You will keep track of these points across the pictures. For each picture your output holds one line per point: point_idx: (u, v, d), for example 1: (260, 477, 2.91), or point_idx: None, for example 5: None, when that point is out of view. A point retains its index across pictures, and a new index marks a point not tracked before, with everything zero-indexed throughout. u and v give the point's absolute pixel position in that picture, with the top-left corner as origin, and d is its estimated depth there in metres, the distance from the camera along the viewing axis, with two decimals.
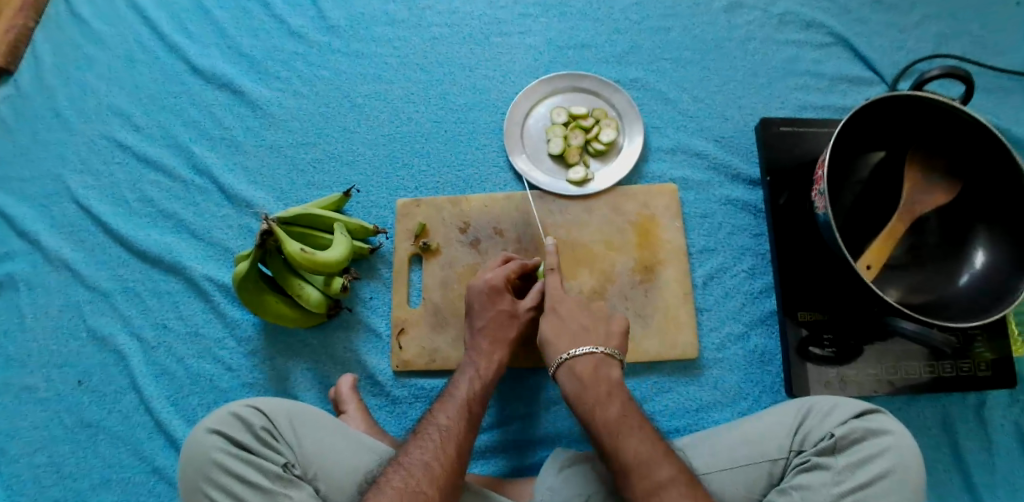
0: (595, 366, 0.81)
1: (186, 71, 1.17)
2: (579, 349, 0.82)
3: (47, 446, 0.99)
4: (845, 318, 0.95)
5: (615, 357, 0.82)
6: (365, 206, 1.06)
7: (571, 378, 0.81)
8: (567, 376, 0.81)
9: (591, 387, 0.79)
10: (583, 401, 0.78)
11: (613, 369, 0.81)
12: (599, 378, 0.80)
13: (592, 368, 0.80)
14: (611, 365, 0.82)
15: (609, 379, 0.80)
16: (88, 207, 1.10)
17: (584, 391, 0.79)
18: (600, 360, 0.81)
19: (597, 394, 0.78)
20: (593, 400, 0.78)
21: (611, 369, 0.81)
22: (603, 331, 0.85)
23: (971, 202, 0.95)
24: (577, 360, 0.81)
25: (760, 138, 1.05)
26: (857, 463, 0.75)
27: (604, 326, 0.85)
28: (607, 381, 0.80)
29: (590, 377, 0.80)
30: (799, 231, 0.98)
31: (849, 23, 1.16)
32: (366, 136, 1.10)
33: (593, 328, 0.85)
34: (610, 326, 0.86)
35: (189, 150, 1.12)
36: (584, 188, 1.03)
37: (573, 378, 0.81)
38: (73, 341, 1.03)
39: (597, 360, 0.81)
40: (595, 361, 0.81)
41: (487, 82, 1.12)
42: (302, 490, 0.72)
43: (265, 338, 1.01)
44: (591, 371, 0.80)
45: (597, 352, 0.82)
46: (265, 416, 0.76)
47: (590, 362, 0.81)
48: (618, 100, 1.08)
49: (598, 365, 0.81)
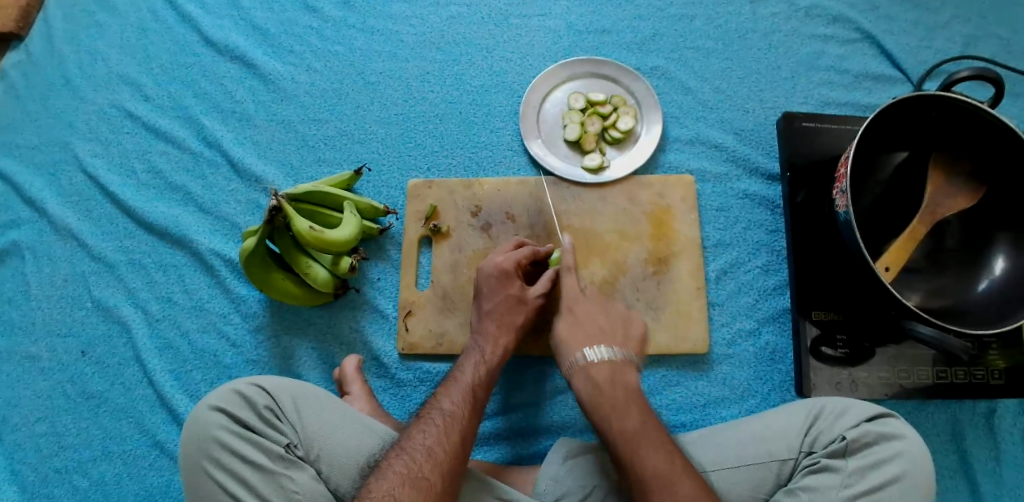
0: (675, 464, 0.70)
1: (199, 42, 1.15)
2: (650, 448, 0.71)
3: (49, 415, 0.98)
4: (859, 319, 0.93)
5: (686, 456, 0.72)
6: (376, 186, 1.04)
7: (659, 481, 0.69)
8: (654, 482, 0.69)
9: (689, 497, 0.67)
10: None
11: (691, 467, 0.71)
12: (687, 479, 0.69)
13: (675, 466, 0.70)
14: (687, 462, 0.71)
15: (696, 481, 0.69)
16: (96, 177, 1.08)
17: (678, 494, 0.67)
18: (677, 458, 0.71)
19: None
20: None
21: (689, 469, 0.70)
22: (668, 433, 0.75)
23: (993, 207, 0.93)
24: (657, 461, 0.70)
25: (781, 132, 1.03)
26: (868, 466, 0.73)
27: (666, 428, 0.76)
28: (699, 488, 0.68)
29: (677, 477, 0.69)
30: (817, 229, 0.96)
31: (876, 19, 1.13)
32: (379, 114, 1.08)
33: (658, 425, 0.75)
34: (668, 424, 0.77)
35: (200, 123, 1.10)
36: (599, 176, 1.01)
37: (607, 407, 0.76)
38: (77, 311, 1.02)
39: (675, 461, 0.71)
40: (673, 458, 0.71)
41: (504, 64, 1.10)
42: (303, 471, 0.72)
43: (271, 315, 1.00)
44: (676, 470, 0.69)
45: (671, 450, 0.72)
46: (268, 394, 0.75)
47: (668, 459, 0.71)
48: (638, 88, 1.06)
49: (679, 464, 0.70)
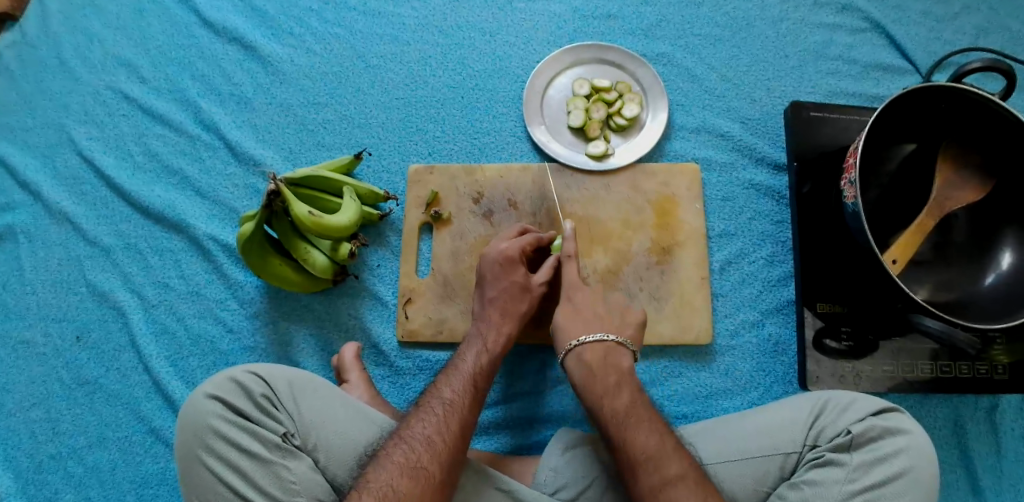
0: (604, 354, 0.79)
1: (196, 23, 1.12)
2: (589, 334, 0.80)
3: (43, 401, 0.97)
4: (864, 312, 0.92)
5: (624, 345, 0.80)
6: (376, 171, 1.02)
7: (581, 365, 0.79)
8: (577, 365, 0.79)
9: (600, 376, 0.77)
10: (590, 390, 0.76)
11: (621, 356, 0.79)
12: (608, 366, 0.78)
13: (602, 355, 0.79)
14: (621, 352, 0.80)
15: (618, 367, 0.78)
16: (91, 159, 1.06)
17: (593, 378, 0.77)
18: (609, 348, 0.79)
19: (605, 385, 0.76)
20: (599, 389, 0.76)
21: (619, 356, 0.79)
22: (617, 321, 0.83)
23: (1001, 201, 0.92)
24: (585, 347, 0.79)
25: (789, 121, 1.01)
26: (873, 461, 0.73)
27: (618, 317, 0.84)
28: (616, 370, 0.78)
29: (598, 364, 0.78)
30: (823, 220, 0.95)
31: (886, 9, 1.12)
32: (379, 99, 1.06)
33: (607, 316, 0.83)
34: (626, 317, 0.85)
35: (197, 105, 1.08)
36: (603, 164, 0.99)
37: (583, 368, 0.78)
38: (71, 296, 1.01)
39: (605, 348, 0.79)
40: (603, 348, 0.79)
41: (508, 49, 1.08)
42: (300, 461, 0.70)
43: (268, 301, 0.98)
44: (601, 359, 0.78)
45: (606, 339, 0.80)
46: (265, 382, 0.74)
47: (599, 350, 0.79)
48: (643, 75, 1.04)
49: (607, 352, 0.79)
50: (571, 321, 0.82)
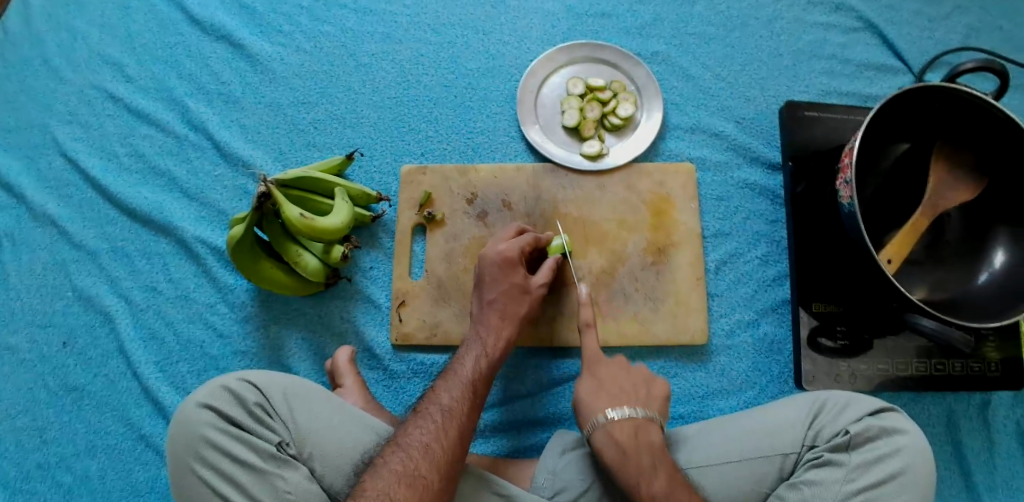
0: (635, 433, 0.74)
1: (184, 21, 1.10)
2: (619, 412, 0.76)
3: (29, 409, 0.95)
4: (859, 311, 0.92)
5: (654, 420, 0.76)
6: (368, 172, 1.01)
7: (612, 446, 0.74)
8: (609, 444, 0.74)
9: (633, 456, 0.73)
10: (624, 471, 0.72)
11: (652, 433, 0.75)
12: (641, 445, 0.74)
13: (632, 433, 0.74)
14: (651, 428, 0.76)
15: (650, 445, 0.74)
16: (76, 161, 1.04)
17: (626, 459, 0.73)
18: (640, 425, 0.75)
19: (641, 465, 0.72)
20: (634, 472, 0.72)
21: (651, 435, 0.75)
22: (644, 393, 0.79)
23: (995, 199, 0.92)
24: (616, 424, 0.75)
25: (783, 121, 1.00)
26: (871, 460, 0.73)
27: (644, 389, 0.80)
28: (650, 450, 0.73)
29: (631, 444, 0.74)
30: (818, 219, 0.95)
31: (879, 8, 1.12)
32: (371, 98, 1.05)
33: (634, 388, 0.79)
34: (652, 388, 0.80)
35: (185, 105, 1.06)
36: (598, 164, 0.99)
37: (613, 445, 0.74)
38: (57, 300, 0.99)
39: (636, 425, 0.75)
40: (634, 425, 0.75)
41: (501, 47, 1.07)
42: (295, 471, 0.69)
43: (259, 305, 0.97)
44: (633, 438, 0.74)
45: (636, 413, 0.76)
46: (258, 390, 0.72)
47: (630, 427, 0.75)
48: (638, 74, 1.03)
49: (637, 430, 0.75)
50: (597, 396, 0.79)
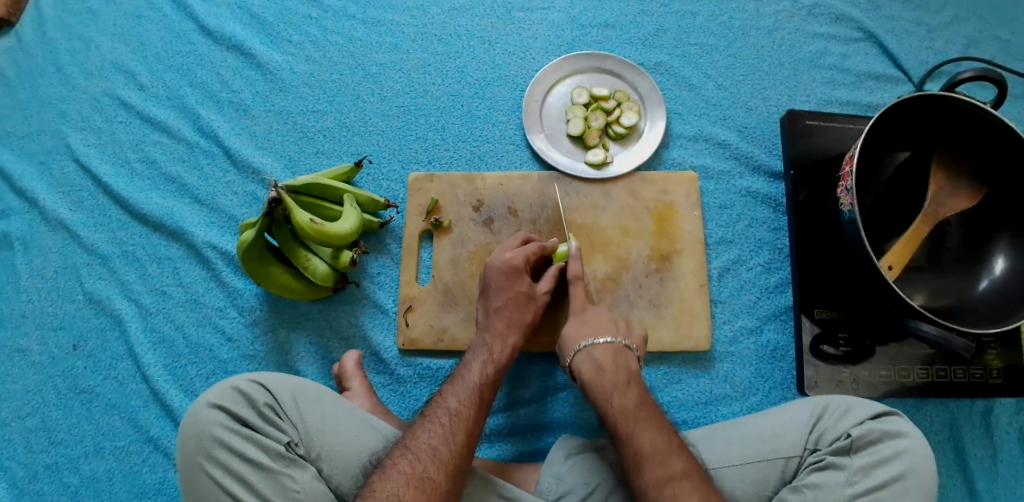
0: (613, 355, 0.82)
1: (195, 30, 1.12)
2: (598, 339, 0.84)
3: (39, 410, 0.96)
4: (860, 318, 0.94)
5: (631, 348, 0.84)
6: (376, 179, 1.02)
7: (590, 362, 0.82)
8: (585, 360, 0.82)
9: (610, 373, 0.80)
10: (600, 385, 0.80)
11: (629, 358, 0.83)
12: (619, 365, 0.81)
13: (612, 356, 0.82)
14: (629, 356, 0.83)
15: (627, 368, 0.82)
16: (88, 167, 1.06)
17: (603, 373, 0.81)
18: (618, 349, 0.83)
19: (615, 380, 0.80)
20: (609, 387, 0.79)
21: (628, 358, 0.83)
22: (626, 329, 0.87)
23: (994, 207, 0.93)
24: (597, 347, 0.83)
25: (784, 130, 1.02)
26: (872, 464, 0.74)
27: (625, 325, 0.88)
28: (626, 371, 0.81)
29: (609, 364, 0.81)
30: (820, 227, 0.96)
31: (880, 19, 1.13)
32: (379, 107, 1.07)
33: (618, 323, 0.87)
34: (633, 328, 0.89)
35: (196, 113, 1.08)
36: (602, 172, 1.00)
37: (591, 362, 0.82)
38: (68, 304, 1.00)
39: (614, 350, 0.83)
40: (613, 351, 0.83)
41: (506, 58, 1.09)
42: (303, 470, 0.70)
43: (268, 309, 0.98)
44: (612, 358, 0.82)
45: (615, 342, 0.84)
46: (268, 391, 0.73)
47: (609, 350, 0.83)
48: (641, 84, 1.05)
49: (616, 354, 0.83)
50: (581, 326, 0.86)
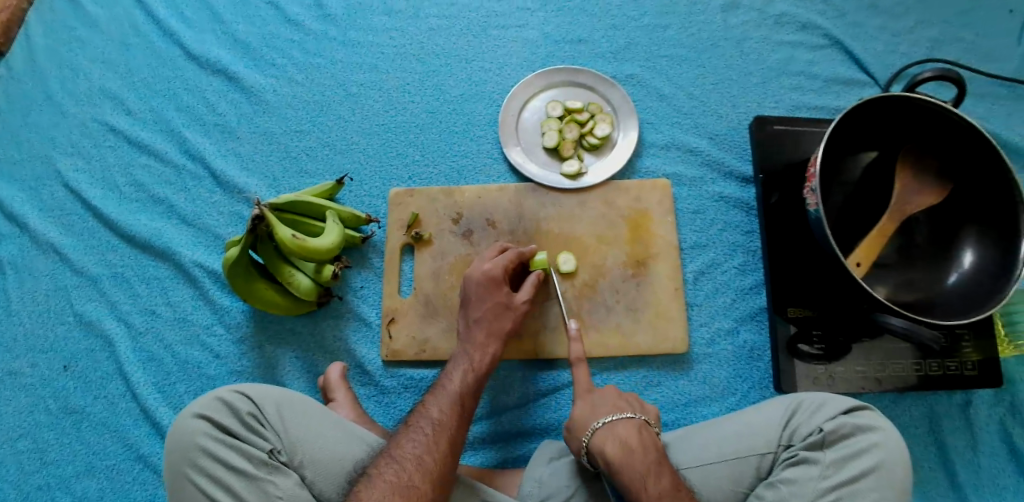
0: (637, 431, 0.79)
1: (181, 57, 1.16)
2: (617, 415, 0.80)
3: (31, 432, 0.98)
4: (834, 316, 0.95)
5: (650, 423, 0.81)
6: (358, 195, 1.05)
7: (616, 443, 0.77)
8: (610, 441, 0.77)
9: (640, 454, 0.76)
10: (631, 466, 0.75)
11: (651, 434, 0.80)
12: (647, 445, 0.77)
13: (636, 432, 0.78)
14: (651, 432, 0.80)
15: (653, 445, 0.78)
16: (77, 191, 1.09)
17: (632, 452, 0.76)
18: (640, 426, 0.80)
19: (647, 461, 0.75)
20: (639, 470, 0.75)
21: (650, 434, 0.80)
22: (638, 404, 0.85)
23: (960, 202, 0.96)
24: (620, 424, 0.79)
25: (753, 136, 1.05)
26: (845, 457, 0.76)
27: (636, 402, 0.85)
28: (654, 448, 0.78)
29: (636, 442, 0.77)
30: (790, 228, 0.99)
31: (845, 26, 1.17)
32: (360, 125, 1.10)
33: (630, 399, 0.84)
34: (645, 405, 0.86)
35: (182, 136, 1.11)
36: (578, 182, 1.03)
37: (618, 443, 0.77)
38: (59, 326, 1.02)
39: (636, 425, 0.79)
40: (637, 427, 0.79)
41: (483, 74, 1.12)
42: (287, 477, 0.71)
43: (254, 325, 1.00)
44: (637, 436, 0.78)
45: (637, 418, 0.80)
46: (251, 401, 0.75)
47: (632, 428, 0.79)
48: (614, 96, 1.08)
49: (640, 430, 0.79)
50: (593, 403, 0.83)
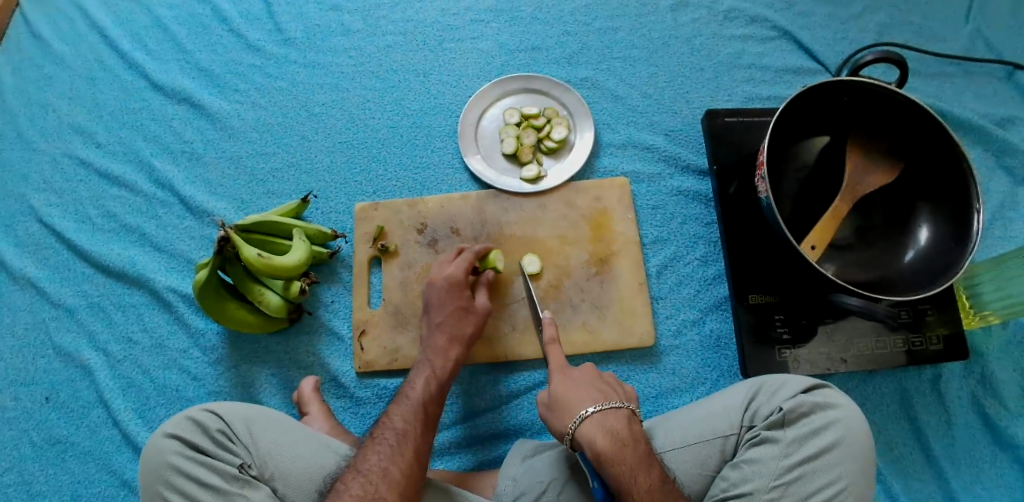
0: (627, 422, 0.78)
1: (147, 88, 1.19)
2: (607, 405, 0.79)
3: (16, 464, 1.00)
4: (795, 300, 0.97)
5: (636, 412, 0.81)
6: (324, 212, 1.08)
7: (606, 436, 0.76)
8: (602, 433, 0.76)
9: (632, 447, 0.76)
10: (623, 460, 0.74)
11: (638, 424, 0.80)
12: (637, 437, 0.77)
13: (627, 424, 0.78)
14: (637, 422, 0.80)
15: (641, 437, 0.78)
16: (52, 226, 1.11)
17: (625, 446, 0.75)
18: (629, 416, 0.79)
19: (637, 456, 0.75)
20: (632, 464, 0.74)
21: (637, 424, 0.79)
22: (621, 392, 0.84)
23: (912, 180, 0.98)
24: (610, 414, 0.78)
25: (706, 130, 1.07)
26: (805, 435, 0.77)
27: (619, 389, 0.84)
28: (644, 440, 0.77)
29: (627, 434, 0.77)
30: (746, 216, 1.01)
31: (792, 17, 1.20)
32: (323, 144, 1.13)
33: (612, 388, 0.84)
34: (624, 388, 0.85)
35: (151, 165, 1.13)
36: (538, 186, 1.05)
37: (610, 435, 0.76)
38: (39, 359, 1.04)
39: (625, 416, 0.79)
40: (627, 418, 0.79)
41: (441, 87, 1.15)
42: (258, 490, 0.73)
43: (230, 346, 1.02)
44: (628, 428, 0.78)
45: (626, 408, 0.80)
46: (221, 418, 0.77)
47: (622, 419, 0.78)
48: (569, 100, 1.11)
49: (630, 421, 0.79)
50: (574, 390, 0.82)
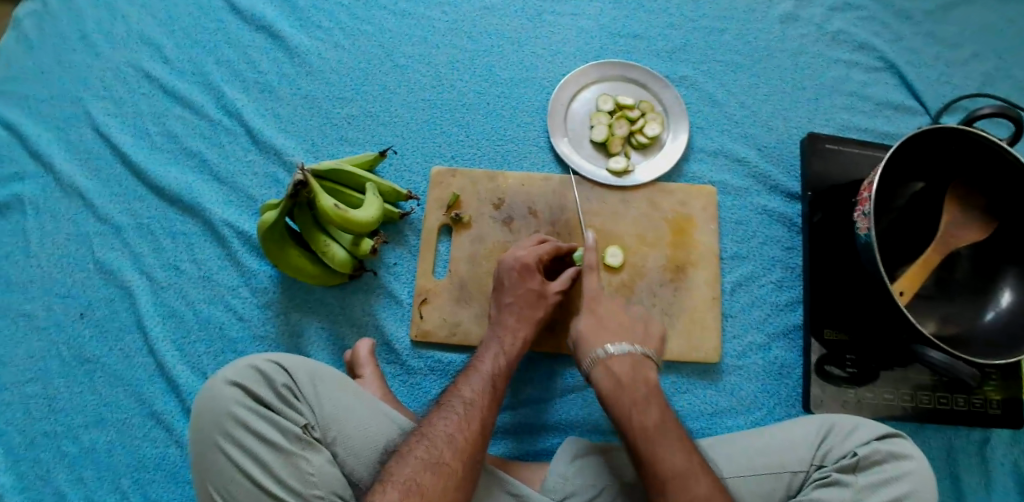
0: (632, 367, 0.80)
1: (226, 10, 1.13)
2: (617, 348, 0.81)
3: (41, 377, 0.95)
4: (869, 341, 0.95)
5: (650, 359, 0.82)
6: (398, 170, 1.03)
7: (610, 376, 0.79)
8: (606, 375, 0.79)
9: (630, 390, 0.78)
10: (618, 400, 0.77)
11: (649, 370, 0.80)
12: (638, 381, 0.79)
13: (629, 368, 0.80)
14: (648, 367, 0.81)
15: (646, 383, 0.79)
16: (107, 136, 1.05)
17: (622, 388, 0.78)
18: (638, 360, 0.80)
19: (634, 397, 0.77)
20: (628, 404, 0.76)
21: (647, 371, 0.80)
22: (641, 334, 0.84)
23: (1004, 241, 0.94)
24: (614, 358, 0.80)
25: (805, 151, 1.04)
26: (876, 484, 0.75)
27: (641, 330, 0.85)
28: (646, 384, 0.79)
29: (627, 378, 0.79)
30: (833, 249, 0.98)
31: (899, 49, 1.15)
32: (405, 98, 1.08)
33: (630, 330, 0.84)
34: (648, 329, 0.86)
35: (220, 91, 1.08)
36: (624, 180, 1.01)
37: (609, 376, 0.79)
38: (79, 272, 1.00)
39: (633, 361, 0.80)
40: (632, 362, 0.80)
41: (535, 60, 1.10)
42: (318, 453, 0.70)
43: (282, 291, 0.98)
44: (630, 373, 0.79)
45: (633, 352, 0.81)
46: (286, 372, 0.73)
47: (629, 363, 0.80)
48: (667, 97, 1.07)
49: (635, 367, 0.80)
50: (595, 336, 0.83)
